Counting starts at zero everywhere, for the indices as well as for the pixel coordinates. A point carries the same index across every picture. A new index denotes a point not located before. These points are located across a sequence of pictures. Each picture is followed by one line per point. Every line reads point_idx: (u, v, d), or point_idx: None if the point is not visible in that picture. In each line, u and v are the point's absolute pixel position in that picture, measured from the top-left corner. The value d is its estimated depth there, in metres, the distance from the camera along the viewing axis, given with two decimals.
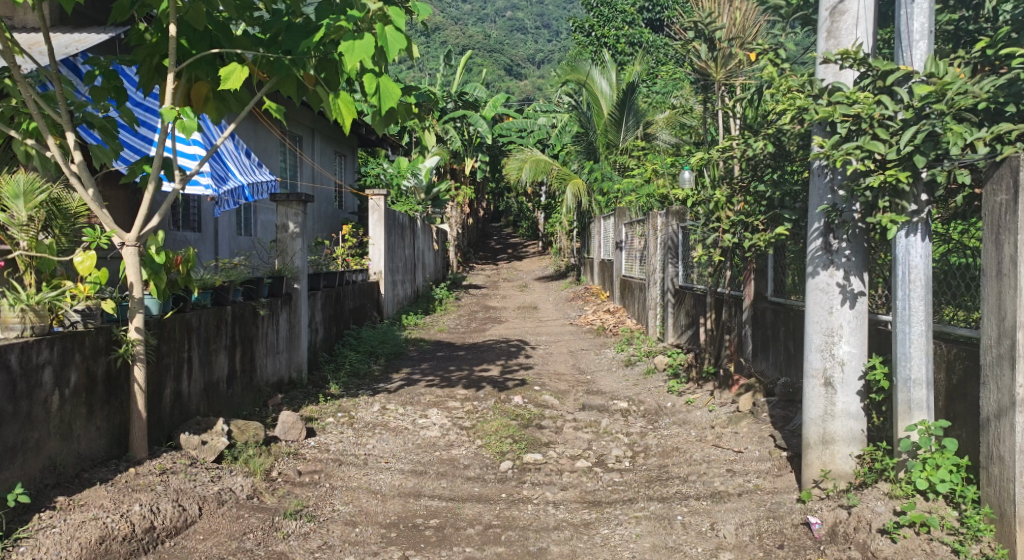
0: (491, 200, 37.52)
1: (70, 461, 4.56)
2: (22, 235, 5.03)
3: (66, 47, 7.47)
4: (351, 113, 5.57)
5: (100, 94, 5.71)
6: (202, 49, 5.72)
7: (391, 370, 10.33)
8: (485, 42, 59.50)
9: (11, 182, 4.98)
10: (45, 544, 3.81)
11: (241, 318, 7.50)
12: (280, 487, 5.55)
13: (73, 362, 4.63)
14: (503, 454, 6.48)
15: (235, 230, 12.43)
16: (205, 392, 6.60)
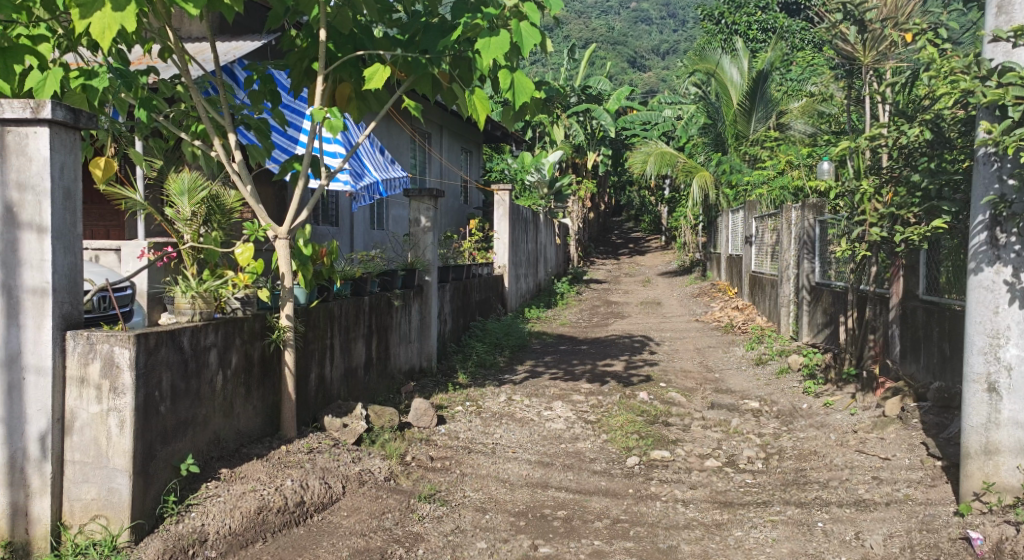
0: (612, 194, 37.26)
1: (231, 437, 4.92)
2: (186, 229, 5.40)
3: (225, 55, 8.07)
4: (485, 109, 5.49)
5: (257, 97, 6.08)
6: (347, 52, 6.00)
7: (516, 362, 10.49)
8: (609, 35, 58.97)
9: (177, 179, 5.37)
10: (212, 511, 4.12)
11: (377, 308, 7.83)
12: (415, 471, 5.75)
13: (233, 345, 4.99)
14: (629, 449, 6.46)
15: (370, 224, 12.96)
16: (345, 377, 6.95)
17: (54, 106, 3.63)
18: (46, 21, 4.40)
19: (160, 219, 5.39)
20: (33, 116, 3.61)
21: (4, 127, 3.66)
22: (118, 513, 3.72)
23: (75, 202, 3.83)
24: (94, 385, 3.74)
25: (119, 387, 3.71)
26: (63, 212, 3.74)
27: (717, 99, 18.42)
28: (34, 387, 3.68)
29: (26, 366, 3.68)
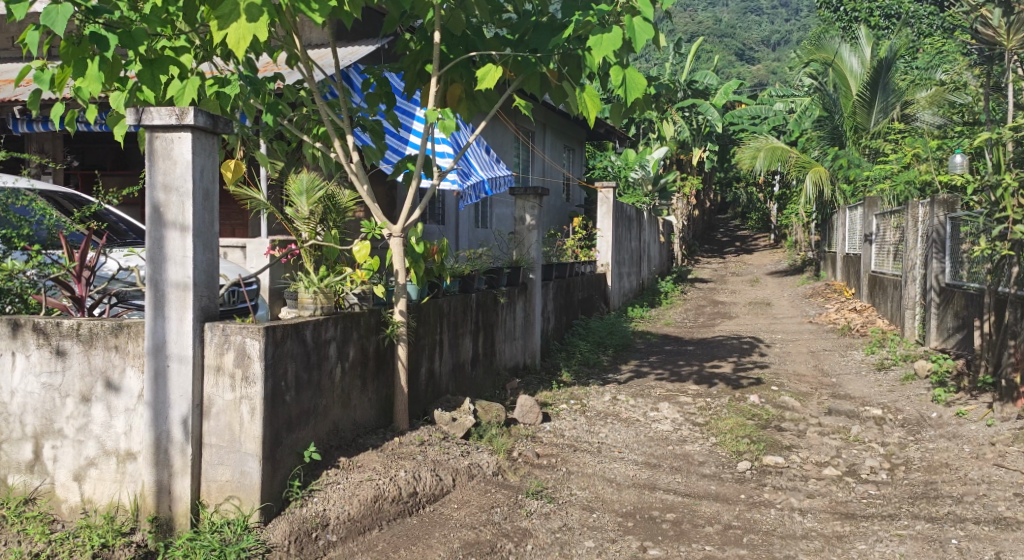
0: (718, 190, 36.39)
1: (348, 427, 5.10)
2: (304, 228, 5.64)
3: (341, 59, 8.38)
4: (597, 107, 5.43)
5: (373, 100, 6.24)
6: (458, 54, 6.06)
7: (620, 361, 10.42)
8: (717, 27, 57.54)
9: (296, 180, 5.59)
10: (333, 497, 4.29)
11: (483, 305, 7.93)
12: (521, 466, 5.81)
13: (351, 338, 5.16)
14: (740, 454, 6.31)
15: (474, 222, 13.14)
16: (453, 372, 7.08)
17: (197, 113, 3.87)
18: (186, 33, 4.68)
19: (281, 218, 5.62)
20: (178, 122, 3.87)
21: (152, 133, 3.93)
22: (249, 494, 3.94)
23: (212, 201, 4.07)
24: (228, 374, 3.96)
25: (249, 376, 3.92)
26: (202, 211, 3.99)
27: (835, 91, 17.67)
28: (177, 374, 3.92)
29: (169, 355, 3.93)
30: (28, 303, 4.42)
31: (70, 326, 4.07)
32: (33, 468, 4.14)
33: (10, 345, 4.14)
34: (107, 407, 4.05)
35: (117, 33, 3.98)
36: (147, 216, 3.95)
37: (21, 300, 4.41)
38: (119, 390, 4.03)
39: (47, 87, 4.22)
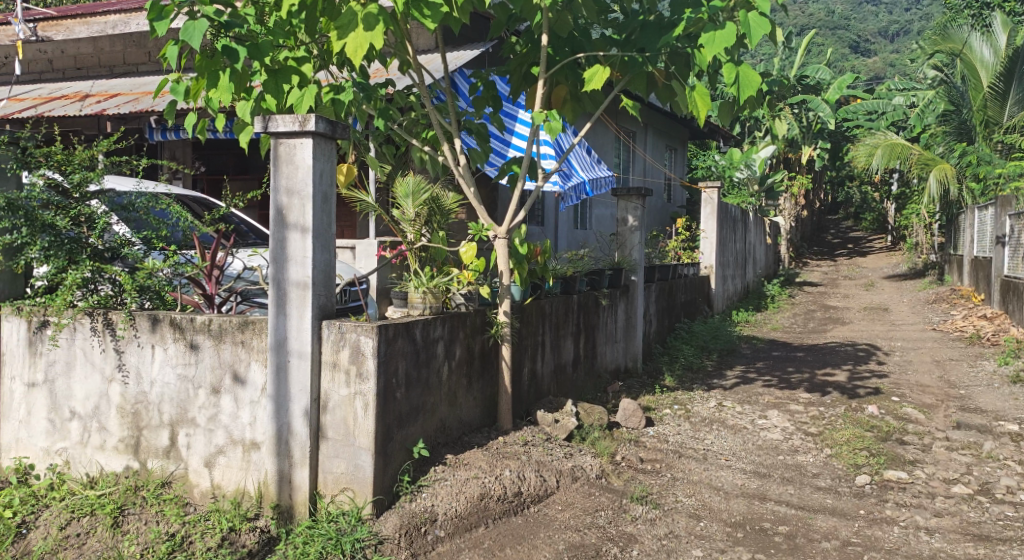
0: (829, 189, 34.96)
1: (455, 425, 5.20)
2: (410, 229, 5.74)
3: (447, 64, 8.53)
4: (707, 106, 5.32)
5: (480, 103, 6.32)
6: (564, 56, 6.07)
7: (725, 367, 10.17)
8: (830, 20, 55.30)
9: (403, 183, 5.69)
10: (441, 493, 4.38)
11: (585, 306, 7.91)
12: (625, 471, 5.77)
13: (458, 338, 5.25)
14: (858, 467, 6.05)
15: (574, 223, 13.13)
16: (555, 373, 7.10)
17: (317, 119, 4.04)
18: (306, 43, 4.88)
19: (389, 220, 5.78)
20: (301, 129, 4.05)
21: (277, 139, 4.13)
22: (363, 487, 4.09)
23: (330, 204, 4.24)
24: (343, 370, 4.11)
25: (363, 373, 4.06)
26: (322, 213, 4.16)
27: (962, 83, 16.66)
28: (297, 369, 4.11)
29: (290, 351, 4.12)
30: (165, 300, 4.75)
31: (203, 321, 4.32)
32: (169, 454, 4.42)
33: (150, 338, 4.43)
34: (235, 399, 4.28)
35: (245, 46, 4.20)
36: (271, 218, 4.16)
37: (159, 296, 4.72)
38: (245, 383, 4.25)
39: (181, 98, 4.52)
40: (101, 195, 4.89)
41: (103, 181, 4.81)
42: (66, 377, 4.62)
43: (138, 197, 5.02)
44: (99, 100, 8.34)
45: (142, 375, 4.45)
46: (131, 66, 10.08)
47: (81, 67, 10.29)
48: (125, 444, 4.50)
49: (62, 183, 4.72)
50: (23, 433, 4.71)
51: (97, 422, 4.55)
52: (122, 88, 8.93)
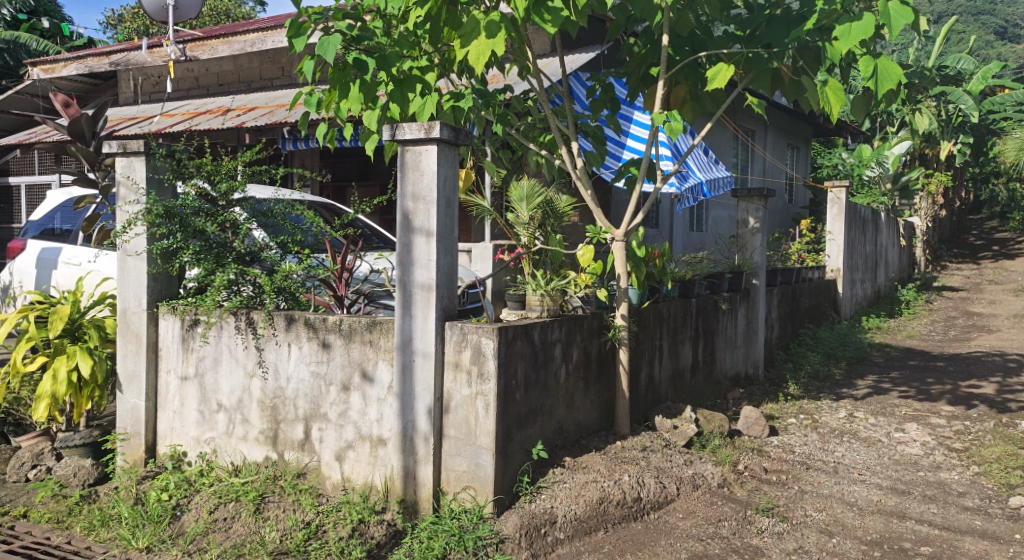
0: (971, 187, 32.64)
1: (572, 428, 5.21)
2: (524, 233, 5.76)
3: (561, 68, 8.53)
4: (840, 101, 5.09)
5: (598, 105, 6.29)
6: (685, 54, 5.96)
7: (855, 375, 9.69)
8: (971, 6, 51.68)
9: (517, 187, 5.73)
10: (560, 495, 4.40)
11: (704, 310, 7.73)
12: (749, 481, 5.60)
13: (575, 341, 5.25)
14: (1011, 488, 5.62)
15: (690, 226, 12.87)
16: (672, 378, 6.98)
17: (442, 126, 4.16)
18: (429, 52, 5.02)
19: (503, 224, 5.84)
20: (426, 136, 4.18)
21: (404, 146, 4.28)
22: (484, 486, 4.17)
23: (453, 208, 4.35)
24: (465, 370, 4.20)
25: (484, 373, 4.14)
26: (446, 217, 4.27)
27: None
28: (421, 369, 4.24)
29: (415, 350, 4.25)
30: (300, 300, 5.01)
31: (334, 321, 4.53)
32: (304, 446, 4.64)
33: (286, 336, 4.68)
34: (363, 396, 4.46)
35: (374, 58, 4.38)
36: (398, 223, 4.31)
37: (294, 297, 4.99)
38: (373, 381, 4.42)
39: (314, 109, 4.76)
40: (244, 202, 5.25)
41: (246, 189, 5.18)
42: (214, 371, 4.94)
43: (276, 204, 5.34)
44: (239, 114, 8.88)
45: (280, 371, 4.70)
46: (267, 81, 10.68)
47: (223, 83, 10.99)
48: (264, 436, 4.76)
49: (210, 191, 5.12)
50: (177, 423, 5.08)
51: (240, 414, 4.83)
52: (258, 102, 9.47)
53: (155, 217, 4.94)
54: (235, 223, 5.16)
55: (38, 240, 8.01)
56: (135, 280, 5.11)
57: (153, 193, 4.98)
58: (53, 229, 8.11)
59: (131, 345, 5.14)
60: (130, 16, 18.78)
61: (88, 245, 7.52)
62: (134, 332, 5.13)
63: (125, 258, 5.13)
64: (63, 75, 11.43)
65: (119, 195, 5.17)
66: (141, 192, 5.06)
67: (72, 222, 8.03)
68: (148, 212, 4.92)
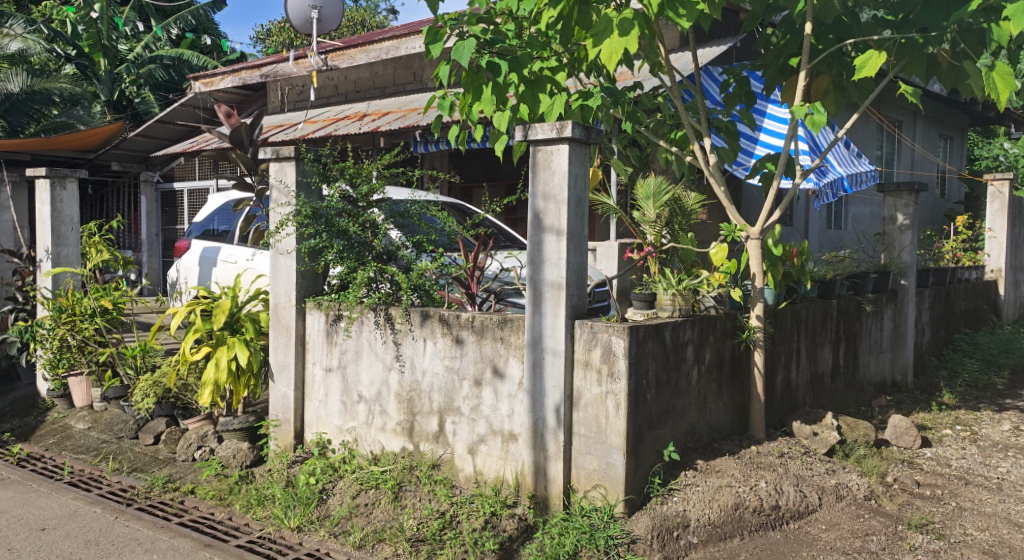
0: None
1: (705, 431, 5.09)
2: (650, 231, 5.67)
3: (691, 63, 8.32)
4: (1009, 88, 4.69)
5: (731, 100, 6.10)
6: (829, 44, 5.65)
7: (1020, 386, 8.91)
8: None
9: (644, 185, 5.64)
10: (692, 499, 4.31)
11: (846, 312, 7.34)
12: (899, 495, 5.28)
13: (708, 341, 5.12)
14: None
15: (828, 223, 12.26)
16: (811, 383, 6.68)
17: (574, 125, 4.17)
18: (559, 52, 5.03)
19: (630, 222, 5.77)
20: (558, 135, 4.20)
21: (535, 146, 4.33)
22: (615, 485, 4.15)
23: (584, 207, 4.35)
24: (595, 369, 4.19)
25: (615, 373, 4.12)
26: (577, 217, 4.28)
27: None
28: (552, 366, 4.27)
29: (546, 348, 4.29)
30: (434, 297, 5.18)
31: (467, 317, 4.64)
32: (438, 438, 4.78)
33: (421, 332, 4.84)
34: (495, 392, 4.55)
35: (506, 61, 4.44)
36: (529, 222, 4.36)
37: (427, 294, 5.15)
38: (505, 377, 4.50)
39: (446, 112, 4.87)
40: (382, 203, 5.49)
41: (385, 190, 5.44)
42: (355, 363, 5.17)
43: (413, 205, 5.54)
44: (375, 119, 9.22)
45: (416, 364, 4.87)
46: (400, 86, 11.06)
47: (361, 90, 11.49)
48: (401, 427, 4.94)
49: (351, 193, 5.39)
50: (322, 412, 5.35)
51: (379, 405, 5.03)
52: (392, 107, 9.82)
53: (304, 218, 5.23)
54: (374, 223, 5.40)
55: (202, 239, 8.71)
56: (286, 277, 5.44)
57: (302, 196, 5.29)
58: (213, 229, 8.74)
59: (282, 338, 5.48)
60: (278, 30, 19.96)
61: (244, 245, 8.06)
62: (285, 325, 5.46)
63: (278, 256, 5.47)
64: (221, 87, 12.32)
65: (272, 198, 5.51)
66: (291, 194, 5.39)
67: (230, 222, 8.59)
68: (298, 213, 5.23)
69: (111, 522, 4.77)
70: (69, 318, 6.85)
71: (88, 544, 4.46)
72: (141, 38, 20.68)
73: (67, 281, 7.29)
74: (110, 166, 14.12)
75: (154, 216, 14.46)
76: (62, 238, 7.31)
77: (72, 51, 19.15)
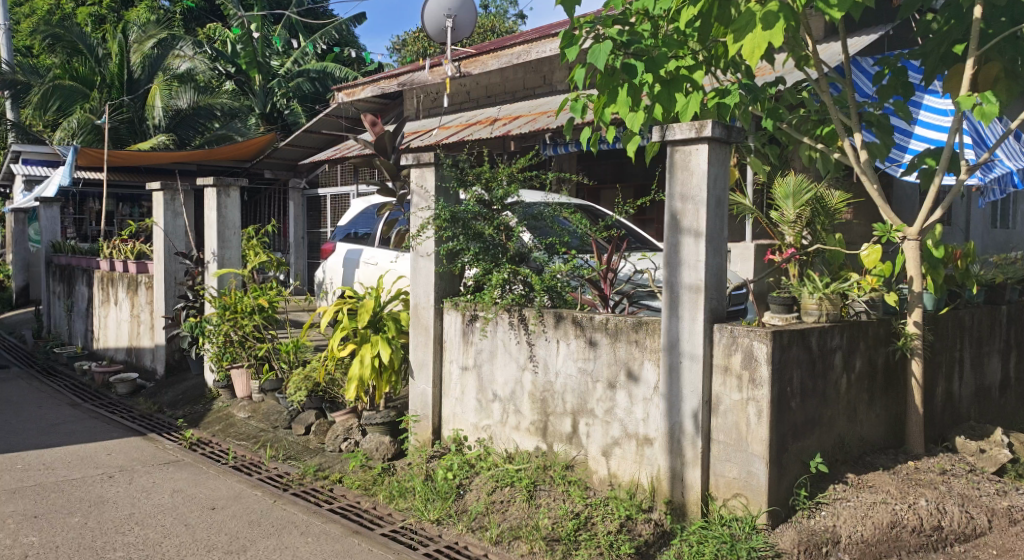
0: None
1: (855, 443, 4.84)
2: (789, 232, 5.42)
3: (837, 55, 7.93)
4: None
5: (886, 92, 5.74)
6: (1000, 27, 5.28)
7: None
8: None
9: (783, 184, 5.41)
10: (843, 514, 4.11)
11: (1016, 318, 6.75)
12: None
13: (858, 349, 4.85)
14: None
15: (993, 222, 11.32)
16: (976, 396, 6.20)
17: (714, 125, 4.08)
18: (697, 50, 4.92)
19: (766, 223, 5.56)
20: (697, 135, 4.13)
21: (673, 146, 4.27)
22: (757, 496, 4.02)
23: (724, 208, 4.25)
24: (735, 374, 4.08)
25: (757, 379, 3.99)
26: (716, 217, 4.19)
27: None
28: (689, 371, 4.19)
29: (683, 352, 4.21)
30: (566, 299, 5.18)
31: (600, 319, 4.63)
32: (571, 439, 4.80)
33: (555, 333, 4.87)
34: (629, 395, 4.51)
35: (642, 62, 4.40)
36: (665, 223, 4.30)
37: (560, 295, 5.17)
38: (639, 380, 4.46)
39: (578, 114, 4.86)
40: (516, 206, 5.58)
41: (519, 193, 5.53)
42: (490, 363, 5.27)
43: (546, 207, 5.60)
44: (505, 122, 9.23)
45: (549, 365, 4.90)
46: (530, 90, 11.18)
47: (491, 95, 11.70)
48: (535, 426, 4.98)
49: (486, 197, 5.52)
50: (458, 409, 5.49)
51: (514, 405, 5.10)
52: (523, 110, 9.92)
53: (443, 222, 5.40)
54: (508, 226, 5.50)
55: (345, 242, 9.15)
56: (425, 278, 5.64)
57: (441, 201, 5.47)
58: (355, 232, 9.16)
59: (421, 337, 5.68)
60: (412, 39, 20.65)
61: (385, 248, 8.40)
62: (424, 324, 5.65)
63: (418, 259, 5.68)
64: (361, 97, 12.75)
65: (412, 203, 5.73)
66: (431, 199, 5.59)
67: (371, 226, 8.97)
68: (437, 217, 5.41)
69: (271, 505, 5.15)
70: (232, 314, 7.38)
71: (252, 524, 4.83)
72: (290, 53, 21.97)
73: (230, 281, 7.86)
74: (263, 174, 15.12)
75: (301, 220, 15.33)
76: (226, 242, 7.90)
77: (229, 68, 20.64)
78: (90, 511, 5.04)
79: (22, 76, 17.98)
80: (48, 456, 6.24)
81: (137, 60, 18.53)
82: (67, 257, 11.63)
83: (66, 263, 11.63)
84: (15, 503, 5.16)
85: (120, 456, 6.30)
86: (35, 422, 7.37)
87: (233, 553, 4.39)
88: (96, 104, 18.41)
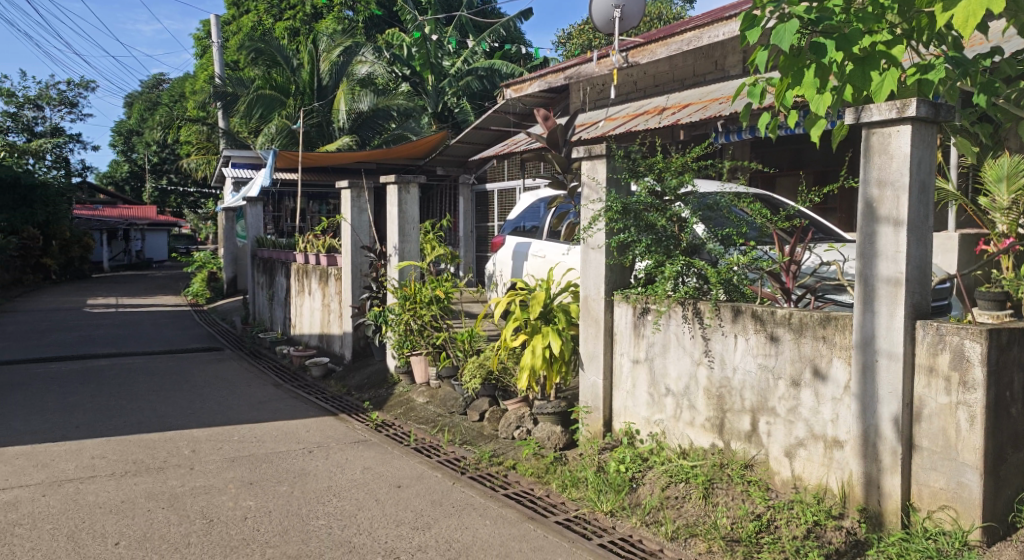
0: None
1: None
2: (1002, 218, 5.26)
3: None
4: None
5: None
6: None
7: None
8: None
9: (995, 166, 5.23)
10: None
11: None
12: None
13: None
14: None
15: None
16: None
17: (919, 103, 3.76)
18: (895, 23, 4.54)
19: (975, 209, 5.37)
20: (898, 115, 3.82)
21: (869, 128, 3.98)
22: (968, 509, 3.70)
23: (928, 194, 3.92)
24: (943, 376, 3.75)
25: (969, 382, 3.66)
26: (920, 204, 3.87)
27: None
28: (886, 370, 3.90)
29: (879, 350, 3.93)
30: (744, 293, 4.95)
31: (783, 314, 4.41)
32: (751, 438, 4.61)
33: (733, 328, 4.70)
34: (816, 394, 4.27)
35: (833, 39, 4.12)
36: (860, 211, 4.03)
37: (737, 289, 4.93)
38: (827, 379, 4.21)
39: (757, 99, 4.61)
40: (690, 196, 5.44)
41: (694, 182, 5.38)
42: (663, 356, 5.16)
43: (721, 197, 5.32)
44: (675, 111, 9.00)
45: (726, 360, 4.73)
46: (701, 77, 10.86)
47: (659, 84, 11.47)
48: (711, 423, 4.84)
49: (658, 188, 5.41)
50: (630, 402, 5.42)
51: (688, 400, 4.98)
52: (694, 98, 9.64)
53: (614, 214, 5.35)
54: (680, 217, 5.34)
55: (514, 235, 9.32)
56: (595, 270, 5.62)
57: (612, 192, 5.41)
58: (523, 226, 9.30)
59: (591, 329, 5.68)
60: (578, 32, 20.64)
61: (553, 241, 8.46)
62: (594, 316, 5.64)
63: (588, 251, 5.68)
64: (529, 92, 12.93)
65: (584, 196, 5.74)
66: (602, 191, 5.56)
67: (538, 219, 9.07)
68: (608, 209, 5.37)
69: (450, 487, 5.39)
70: (411, 305, 7.76)
71: (435, 503, 5.09)
72: (461, 54, 22.69)
73: (410, 273, 8.26)
74: (436, 170, 15.73)
75: (471, 214, 15.81)
76: (406, 236, 8.30)
77: (406, 71, 21.60)
78: (295, 481, 5.48)
79: (230, 88, 19.83)
80: (258, 430, 6.84)
81: (325, 67, 20.20)
82: (269, 250, 12.69)
83: (268, 256, 12.69)
84: (233, 470, 5.70)
85: (317, 433, 6.80)
86: (246, 399, 8.11)
87: (419, 530, 4.68)
88: (292, 111, 19.91)
